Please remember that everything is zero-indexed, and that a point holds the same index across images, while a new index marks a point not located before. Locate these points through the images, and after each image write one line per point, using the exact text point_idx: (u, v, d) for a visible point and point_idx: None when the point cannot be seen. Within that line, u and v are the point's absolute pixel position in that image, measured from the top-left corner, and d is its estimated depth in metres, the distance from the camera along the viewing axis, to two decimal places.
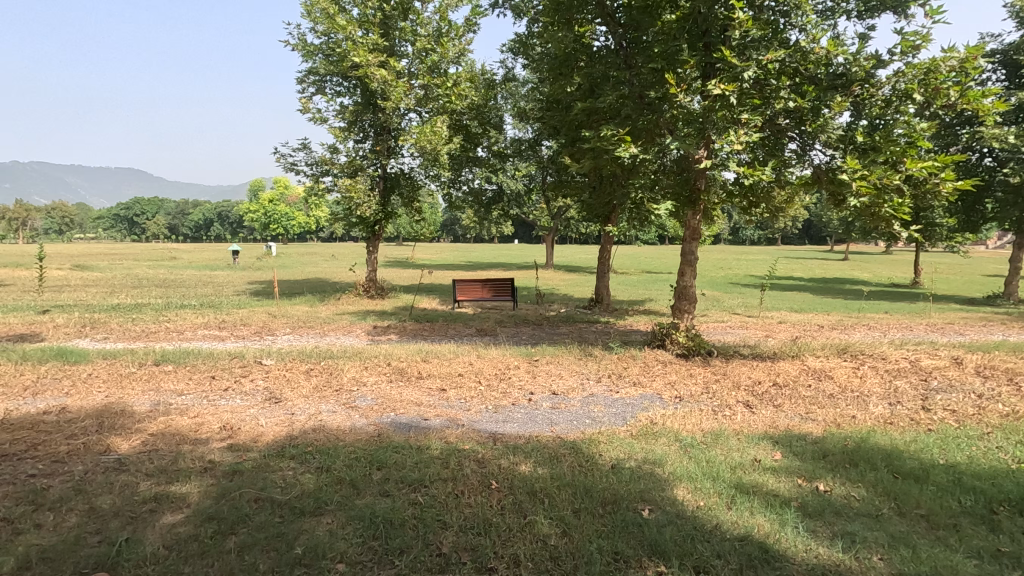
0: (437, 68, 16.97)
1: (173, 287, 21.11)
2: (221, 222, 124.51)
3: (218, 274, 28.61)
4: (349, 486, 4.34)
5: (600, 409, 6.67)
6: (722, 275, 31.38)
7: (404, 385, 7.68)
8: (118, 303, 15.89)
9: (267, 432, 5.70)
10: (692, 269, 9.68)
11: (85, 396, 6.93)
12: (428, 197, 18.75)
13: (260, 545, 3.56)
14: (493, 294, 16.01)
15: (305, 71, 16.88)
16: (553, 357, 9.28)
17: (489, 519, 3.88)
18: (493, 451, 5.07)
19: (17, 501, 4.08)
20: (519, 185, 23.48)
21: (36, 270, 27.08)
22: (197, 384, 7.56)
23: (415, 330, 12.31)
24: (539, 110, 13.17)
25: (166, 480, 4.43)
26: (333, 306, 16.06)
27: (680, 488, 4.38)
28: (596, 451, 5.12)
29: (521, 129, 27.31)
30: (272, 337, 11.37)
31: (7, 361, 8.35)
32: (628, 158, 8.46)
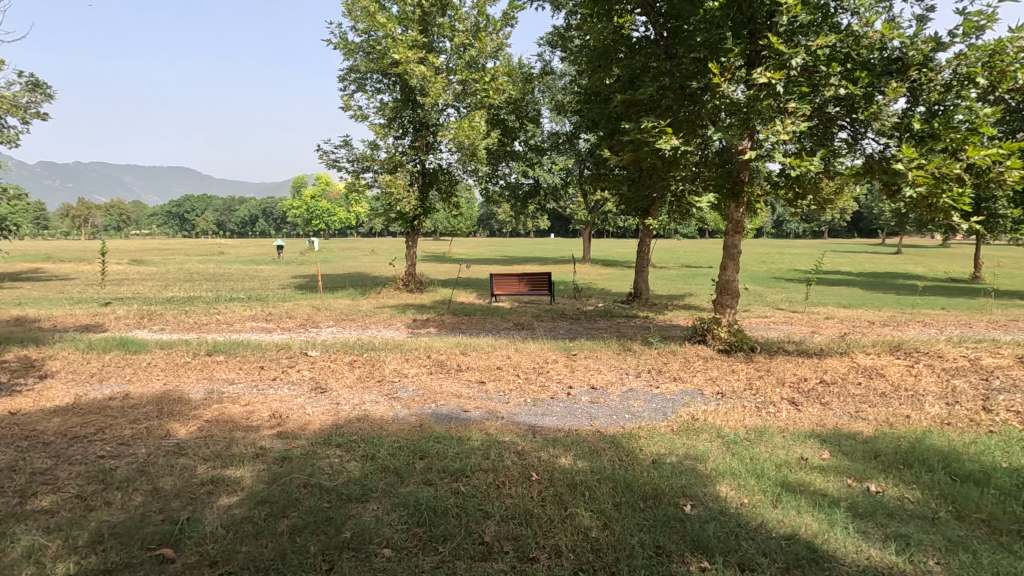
0: (475, 63, 17.06)
1: (222, 281, 21.99)
2: (267, 219, 128.65)
3: (263, 268, 29.63)
4: (393, 474, 4.46)
5: (640, 404, 6.62)
6: (766, 270, 30.55)
7: (444, 377, 7.81)
8: (173, 296, 16.70)
9: (315, 420, 5.91)
10: (735, 263, 9.45)
11: (145, 383, 7.33)
12: (465, 192, 18.89)
13: (311, 529, 3.70)
14: (530, 288, 16.02)
15: (346, 69, 17.24)
16: (592, 352, 9.25)
17: (530, 510, 3.92)
18: (533, 444, 5.11)
19: (88, 480, 4.36)
20: (556, 178, 23.42)
21: (97, 265, 28.66)
22: (247, 373, 7.89)
23: (453, 324, 12.46)
24: (577, 103, 13.05)
25: (221, 464, 4.66)
26: (374, 300, 16.41)
27: (723, 485, 4.33)
28: (636, 446, 5.09)
29: (558, 122, 27.23)
30: (316, 329, 11.70)
31: (75, 350, 8.90)
32: (669, 150, 8.32)
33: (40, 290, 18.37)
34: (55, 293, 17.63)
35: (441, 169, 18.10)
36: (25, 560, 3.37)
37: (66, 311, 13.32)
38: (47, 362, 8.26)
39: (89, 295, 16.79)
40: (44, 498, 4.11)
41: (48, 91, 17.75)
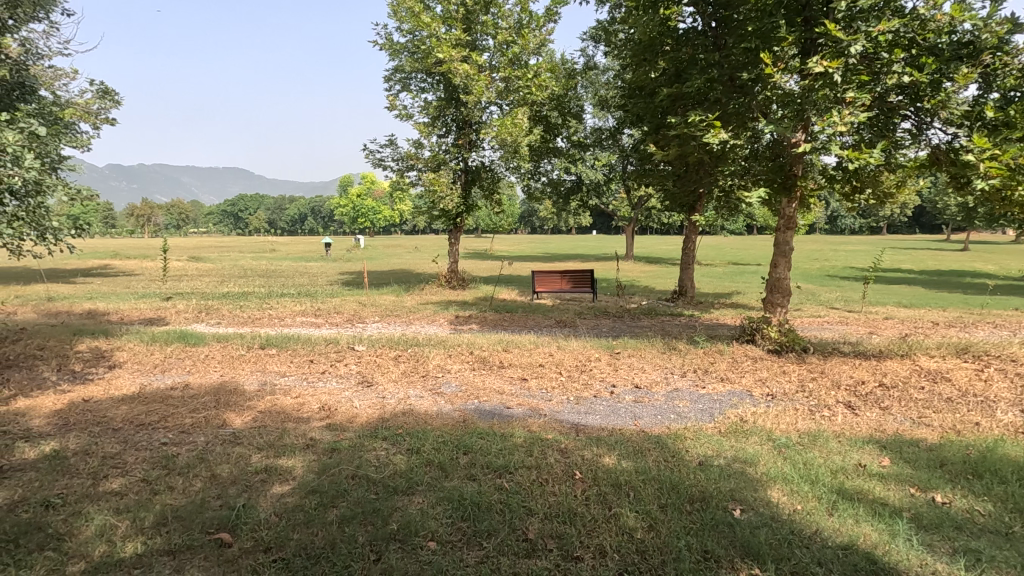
0: (518, 60, 17.07)
1: (274, 277, 22.87)
2: (315, 217, 132.70)
3: (312, 265, 30.59)
4: (437, 468, 4.52)
5: (685, 404, 6.49)
6: (818, 267, 29.34)
7: (486, 373, 7.88)
8: (228, 291, 17.47)
9: (361, 413, 6.06)
10: (786, 261, 9.12)
11: (203, 375, 7.69)
12: (507, 189, 18.93)
13: (359, 519, 3.79)
14: (572, 285, 15.93)
15: (392, 69, 17.56)
16: (636, 350, 9.13)
17: (574, 509, 3.90)
18: (576, 442, 5.07)
19: (152, 466, 4.61)
20: (599, 173, 23.17)
21: (161, 263, 30.28)
22: (298, 367, 8.17)
23: (495, 320, 12.53)
24: (620, 97, 12.88)
25: (274, 454, 4.84)
26: (418, 296, 16.69)
27: (774, 490, 4.18)
28: (682, 447, 4.99)
29: (601, 117, 26.94)
30: (362, 325, 12.01)
31: (140, 342, 9.43)
32: (717, 144, 8.08)
33: (110, 285, 19.57)
34: (122, 288, 18.73)
35: (484, 166, 18.20)
36: (98, 538, 3.59)
37: (133, 305, 14.14)
38: (115, 353, 8.79)
39: (153, 290, 17.78)
40: (114, 481, 4.36)
41: (117, 98, 18.78)
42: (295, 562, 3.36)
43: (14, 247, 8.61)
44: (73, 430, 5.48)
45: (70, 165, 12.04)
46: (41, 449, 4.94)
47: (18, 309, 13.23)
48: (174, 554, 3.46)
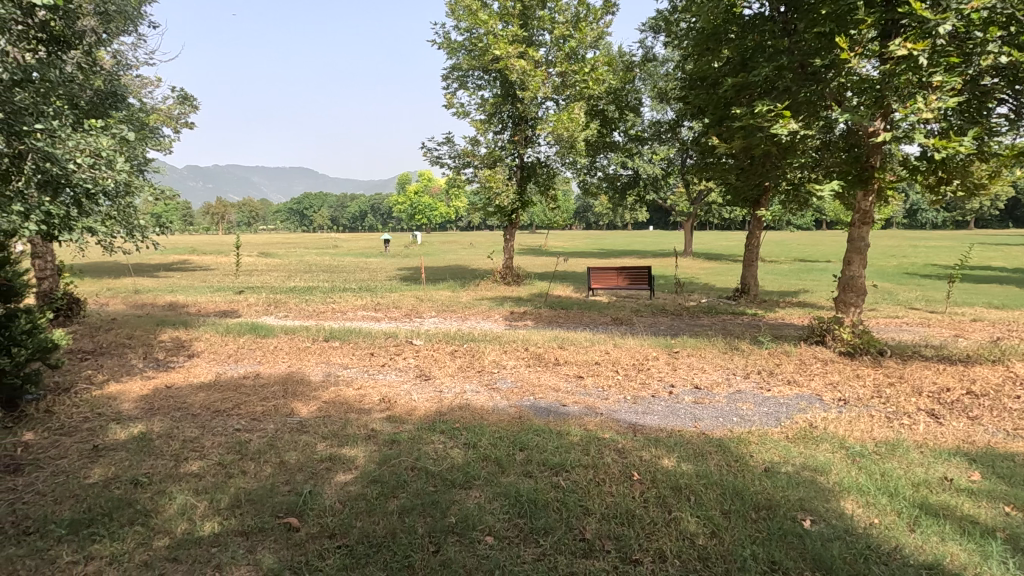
0: (575, 54, 16.93)
1: (337, 272, 23.83)
2: (375, 214, 136.84)
3: (372, 260, 31.54)
4: (494, 464, 4.56)
5: (749, 407, 6.23)
6: (896, 265, 27.47)
7: (541, 369, 7.87)
8: (295, 285, 18.30)
9: (420, 406, 6.20)
10: (861, 258, 8.57)
11: (272, 365, 8.11)
12: (563, 185, 18.81)
13: (418, 510, 3.86)
14: (629, 282, 15.63)
15: (449, 68, 17.79)
16: (695, 350, 8.86)
17: (632, 510, 3.82)
18: (634, 442, 4.98)
19: (227, 450, 4.88)
20: (657, 168, 22.64)
21: (233, 258, 32.03)
22: (359, 359, 8.45)
23: (550, 317, 12.50)
24: (680, 89, 12.50)
25: (338, 443, 5.03)
26: (473, 292, 16.87)
27: (847, 501, 3.95)
28: (746, 452, 4.79)
29: (660, 110, 26.31)
30: (420, 319, 12.27)
31: (215, 333, 10.02)
32: (787, 136, 7.72)
33: (189, 279, 20.91)
34: (200, 281, 19.99)
35: (539, 162, 18.16)
36: (180, 516, 3.84)
37: (209, 298, 15.06)
38: (194, 343, 9.41)
39: (227, 284, 18.86)
40: (193, 463, 4.66)
41: (196, 103, 19.91)
42: (357, 549, 3.47)
43: (106, 244, 9.33)
44: (158, 414, 5.91)
45: (155, 167, 12.91)
46: (130, 431, 5.35)
47: (109, 301, 14.36)
48: (247, 535, 3.65)
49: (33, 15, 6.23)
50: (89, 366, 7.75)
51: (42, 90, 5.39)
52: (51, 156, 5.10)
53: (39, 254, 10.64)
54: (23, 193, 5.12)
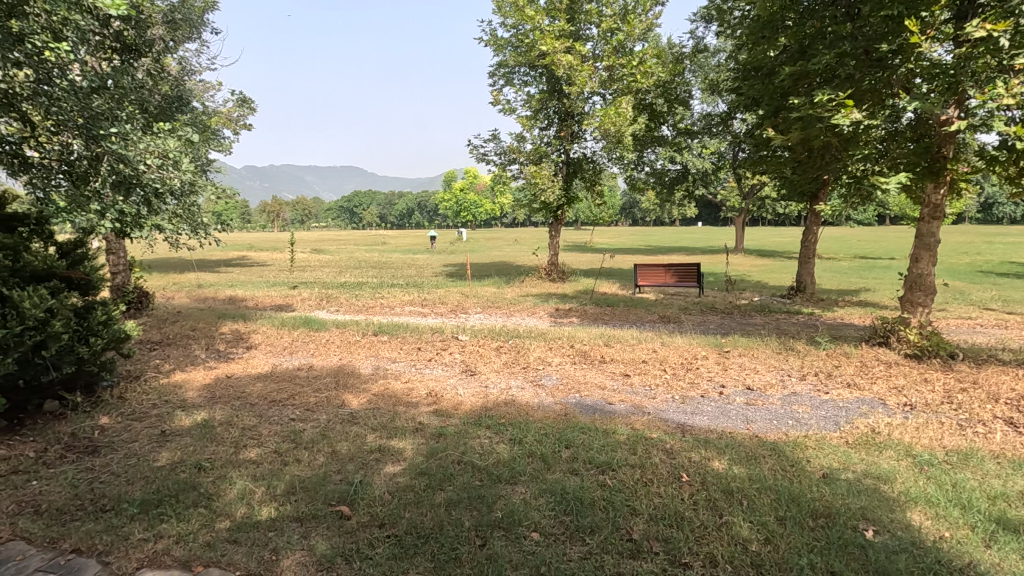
0: (623, 47, 16.66)
1: (384, 268, 24.37)
2: (421, 211, 139.24)
3: (418, 257, 32.05)
4: (539, 460, 4.55)
5: (806, 410, 5.97)
6: (969, 262, 25.73)
7: (587, 367, 7.81)
8: (346, 281, 18.83)
9: (466, 401, 6.27)
10: (930, 255, 8.07)
11: (324, 358, 8.38)
12: (609, 180, 18.56)
13: (465, 503, 3.91)
14: (677, 279, 15.27)
15: (496, 64, 17.83)
16: (747, 350, 8.57)
17: (681, 512, 3.74)
18: (682, 443, 4.87)
19: (282, 439, 5.08)
20: (707, 162, 22.01)
21: (288, 254, 33.24)
22: (407, 353, 8.62)
23: (596, 314, 12.37)
24: (732, 80, 12.11)
25: (387, 435, 5.14)
26: (518, 288, 16.91)
27: (915, 513, 3.72)
28: (802, 456, 4.60)
29: (711, 101, 25.56)
30: (465, 315, 12.40)
31: (271, 326, 10.44)
32: (849, 126, 7.35)
33: (247, 274, 21.89)
34: (257, 277, 20.89)
35: (586, 157, 17.98)
36: (240, 501, 4.02)
37: (265, 293, 15.70)
38: (252, 335, 9.83)
39: (282, 279, 19.63)
40: (251, 450, 4.86)
41: (253, 105, 20.74)
42: (406, 539, 3.53)
43: (172, 240, 9.87)
44: (219, 402, 6.22)
45: (216, 167, 13.53)
46: (194, 418, 5.64)
47: (175, 295, 15.21)
48: (301, 521, 3.78)
49: (109, 26, 6.65)
50: (157, 355, 8.23)
51: (116, 96, 5.75)
52: (125, 157, 5.48)
53: (112, 250, 11.35)
54: (100, 192, 5.48)
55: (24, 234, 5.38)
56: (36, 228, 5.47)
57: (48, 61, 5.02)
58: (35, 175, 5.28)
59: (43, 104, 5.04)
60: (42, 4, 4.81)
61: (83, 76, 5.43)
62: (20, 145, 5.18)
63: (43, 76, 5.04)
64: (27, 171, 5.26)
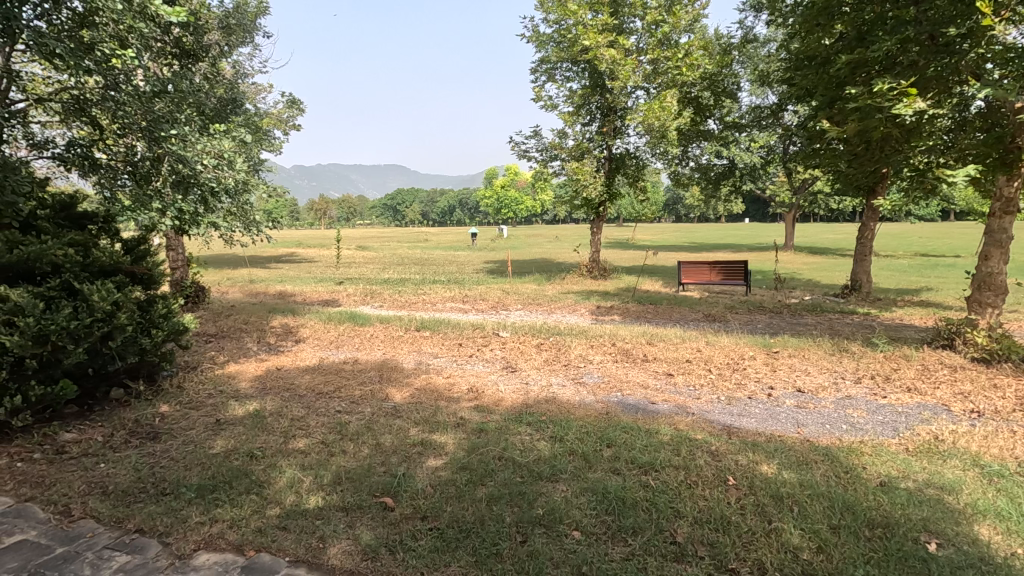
0: (668, 39, 16.30)
1: (427, 265, 24.72)
2: (462, 208, 140.56)
3: (460, 254, 32.32)
4: (580, 459, 4.51)
5: (862, 415, 5.70)
6: None
7: (629, 366, 7.69)
8: (389, 277, 19.20)
9: (507, 397, 6.29)
10: (1002, 252, 7.59)
11: (369, 352, 8.57)
12: (653, 176, 18.23)
13: (506, 499, 3.91)
14: (723, 277, 14.85)
15: (538, 61, 17.76)
16: (797, 350, 8.26)
17: (728, 517, 3.63)
18: (729, 445, 4.74)
19: (329, 430, 5.23)
20: (756, 156, 21.30)
21: (334, 251, 34.17)
22: (449, 349, 8.72)
23: (638, 312, 12.17)
24: (784, 70, 11.66)
25: (429, 429, 5.21)
26: (559, 285, 16.83)
27: (983, 527, 3.50)
28: (858, 463, 4.39)
29: (761, 93, 24.71)
30: (506, 312, 12.43)
31: (319, 320, 10.75)
32: (912, 116, 6.98)
33: (296, 270, 22.63)
34: (305, 272, 21.57)
35: (628, 153, 17.70)
36: (289, 489, 4.16)
37: (313, 288, 16.19)
38: (301, 329, 10.16)
39: (329, 275, 20.20)
40: (300, 440, 5.02)
41: (302, 105, 21.38)
42: (448, 533, 3.57)
43: (227, 238, 10.29)
44: (270, 393, 6.46)
45: (268, 167, 14.03)
46: (246, 408, 5.88)
47: (229, 289, 15.86)
48: (347, 511, 3.88)
49: (170, 32, 6.93)
50: (213, 347, 8.61)
51: (177, 99, 5.95)
52: (183, 158, 5.70)
53: (172, 247, 11.94)
54: (161, 192, 5.77)
55: (93, 232, 5.72)
56: (104, 225, 5.80)
57: (116, 68, 5.29)
58: (102, 175, 5.64)
59: (111, 108, 5.33)
60: (110, 14, 5.05)
61: (147, 81, 5.71)
62: (90, 147, 5.60)
63: (111, 82, 5.34)
64: (95, 172, 5.62)
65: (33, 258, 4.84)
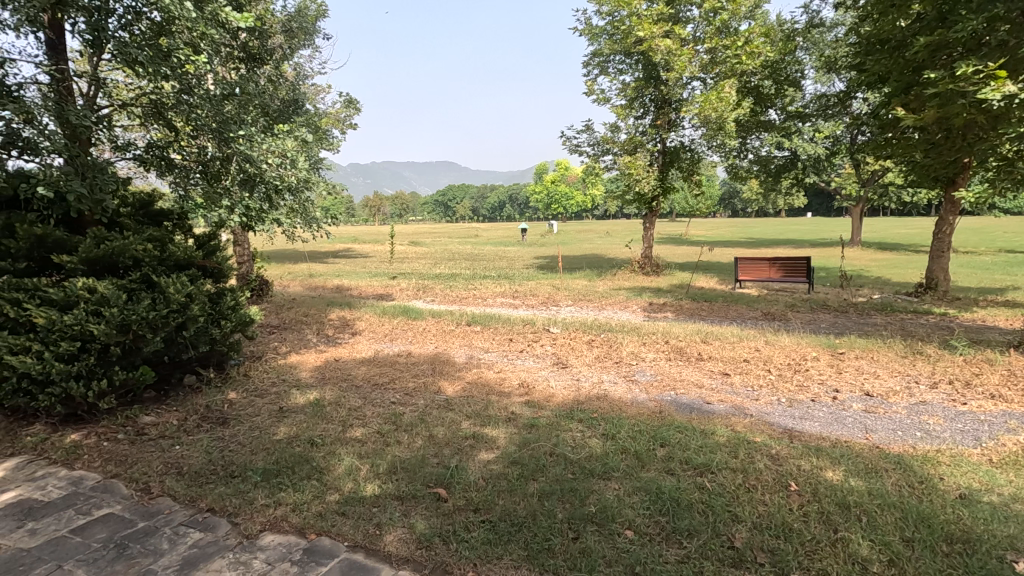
0: (727, 27, 15.73)
1: (478, 261, 24.93)
2: (513, 203, 141.00)
3: (510, 249, 32.44)
4: (633, 457, 4.45)
5: (938, 422, 5.33)
6: None
7: (683, 364, 7.51)
8: (441, 272, 19.51)
9: (558, 393, 6.28)
10: None
11: (422, 345, 8.75)
12: (709, 169, 17.69)
13: (558, 495, 3.91)
14: (783, 274, 14.24)
15: (590, 54, 17.53)
16: (865, 352, 7.83)
17: (789, 523, 3.48)
18: (791, 449, 4.54)
19: (384, 420, 5.38)
20: (820, 147, 20.27)
21: (387, 247, 35.04)
22: (499, 344, 8.78)
23: (692, 309, 11.85)
24: (854, 56, 11.03)
25: (481, 422, 5.27)
26: (610, 281, 16.62)
27: None
28: (934, 473, 4.11)
29: (827, 80, 23.47)
30: (556, 308, 12.40)
31: (374, 314, 11.06)
32: (1000, 101, 6.47)
33: (352, 265, 23.36)
34: (360, 267, 22.22)
35: (683, 146, 17.21)
36: (347, 476, 4.31)
37: (368, 283, 16.66)
38: (357, 322, 10.49)
39: (383, 270, 20.75)
40: (357, 429, 5.19)
41: (358, 105, 21.95)
42: (500, 526, 3.60)
43: (289, 233, 10.75)
44: (328, 383, 6.71)
45: (327, 165, 14.53)
46: (307, 397, 6.13)
47: (290, 283, 16.55)
48: (402, 500, 3.97)
49: (237, 37, 7.26)
50: (276, 338, 9.03)
51: (244, 101, 6.23)
52: (250, 158, 5.99)
53: (239, 242, 12.58)
54: (230, 189, 6.10)
55: (169, 228, 6.10)
56: (178, 221, 6.17)
57: (188, 73, 5.59)
58: (177, 175, 5.93)
59: (184, 111, 5.64)
60: (184, 22, 5.29)
61: (216, 84, 5.99)
62: (165, 149, 5.91)
63: (184, 86, 5.63)
64: (170, 171, 5.94)
65: (117, 252, 5.19)
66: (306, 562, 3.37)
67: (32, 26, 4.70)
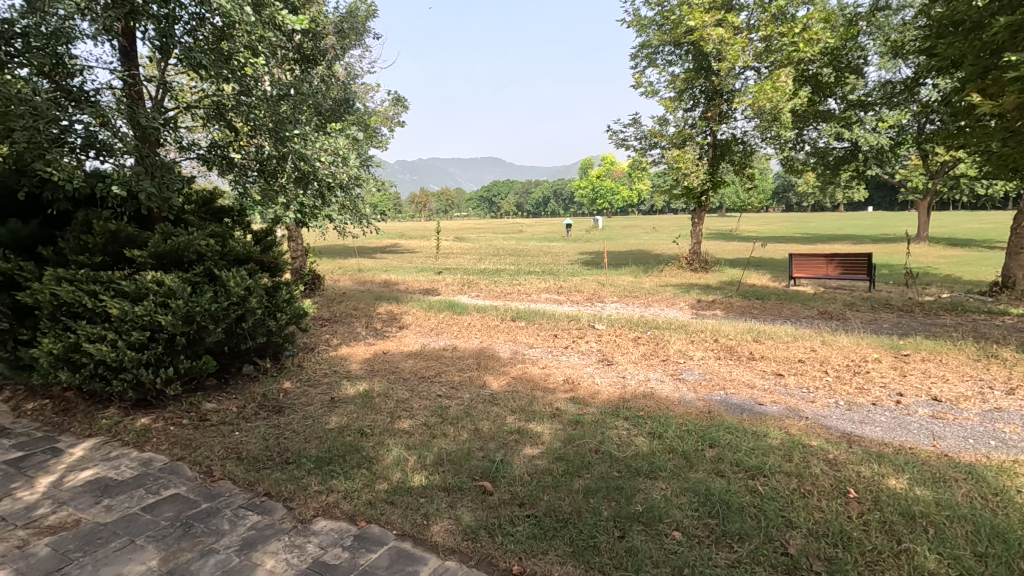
0: (783, 14, 15.10)
1: (522, 256, 24.93)
2: (557, 199, 140.27)
3: (555, 245, 32.29)
4: (681, 457, 4.36)
5: (1016, 431, 4.97)
6: None
7: (734, 364, 7.29)
8: (485, 268, 19.64)
9: (603, 390, 6.22)
10: None
11: (467, 340, 8.84)
12: (762, 162, 17.06)
13: (603, 493, 3.87)
14: (841, 271, 13.59)
15: (639, 46, 17.20)
16: (932, 354, 7.38)
17: (848, 532, 3.33)
18: (850, 454, 4.33)
19: (431, 413, 5.47)
20: (884, 137, 19.17)
21: (434, 242, 35.51)
22: (544, 340, 8.77)
23: (743, 307, 11.48)
24: (923, 39, 10.38)
25: (526, 417, 5.29)
26: (656, 278, 16.30)
27: None
28: (1010, 485, 3.84)
29: (894, 67, 22.15)
30: (601, 304, 12.26)
31: (420, 308, 11.25)
32: None
33: (399, 261, 23.85)
34: (407, 262, 22.64)
35: (735, 138, 16.64)
36: (396, 466, 4.41)
37: (414, 278, 16.96)
38: (404, 316, 10.70)
39: (429, 265, 21.06)
40: (404, 421, 5.30)
41: (406, 102, 22.29)
42: (545, 521, 3.60)
43: (340, 229, 11.05)
44: (377, 375, 6.88)
45: (376, 162, 14.85)
46: (356, 388, 6.30)
47: (340, 277, 17.04)
48: (449, 491, 4.03)
49: (292, 40, 7.51)
50: (327, 331, 9.33)
51: (298, 102, 6.47)
52: (304, 156, 6.20)
53: (293, 238, 13.04)
54: (285, 187, 6.35)
55: (229, 224, 6.39)
56: (237, 217, 6.46)
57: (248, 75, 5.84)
58: (237, 174, 6.28)
59: (245, 112, 5.90)
60: (245, 26, 5.53)
61: (273, 86, 6.24)
62: (227, 148, 6.22)
63: (244, 88, 5.88)
64: (231, 170, 6.24)
65: (183, 247, 5.48)
66: (357, 548, 3.47)
67: (108, 34, 4.98)
